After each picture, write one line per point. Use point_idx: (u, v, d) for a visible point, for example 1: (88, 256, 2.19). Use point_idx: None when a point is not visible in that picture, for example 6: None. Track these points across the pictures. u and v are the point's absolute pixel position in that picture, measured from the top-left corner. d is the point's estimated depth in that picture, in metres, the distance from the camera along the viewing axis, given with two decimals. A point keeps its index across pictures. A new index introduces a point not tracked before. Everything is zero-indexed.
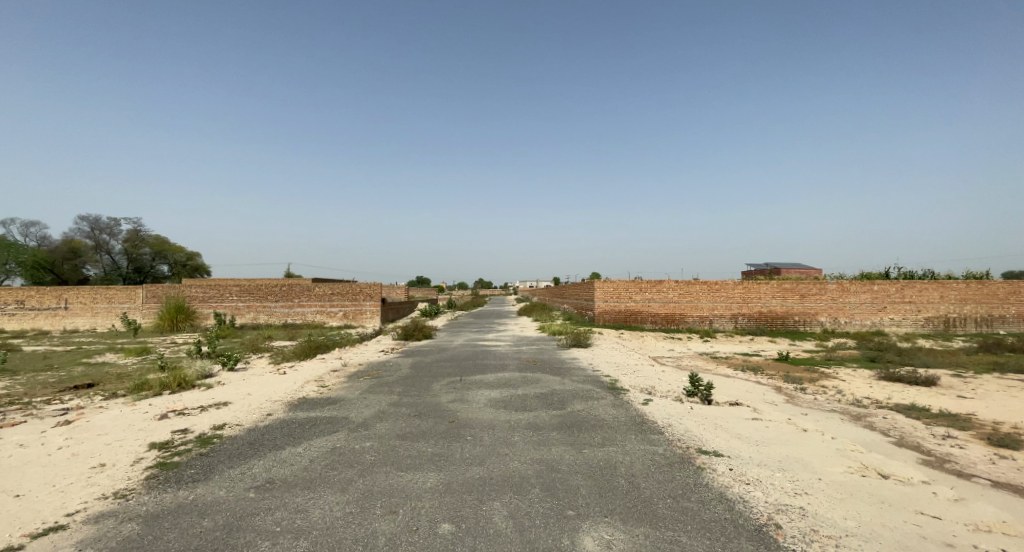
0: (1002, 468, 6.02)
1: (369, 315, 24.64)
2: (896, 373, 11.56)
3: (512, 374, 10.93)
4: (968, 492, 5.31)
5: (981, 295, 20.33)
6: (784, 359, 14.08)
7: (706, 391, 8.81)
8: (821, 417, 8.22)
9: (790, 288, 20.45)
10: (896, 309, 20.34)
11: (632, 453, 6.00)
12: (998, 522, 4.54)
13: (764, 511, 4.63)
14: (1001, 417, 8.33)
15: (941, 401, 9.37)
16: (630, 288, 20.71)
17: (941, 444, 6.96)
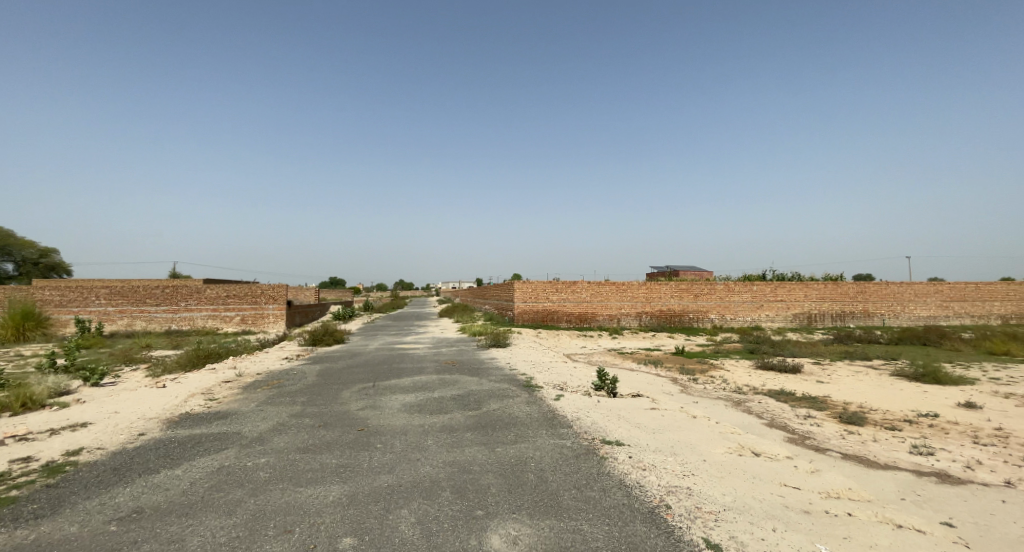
0: (848, 442, 7.06)
1: (270, 321, 22.71)
2: (771, 362, 13.09)
3: (428, 377, 10.72)
4: (822, 464, 6.15)
5: (836, 294, 23.71)
6: (681, 353, 15.33)
7: (612, 384, 9.32)
8: (710, 405, 9.06)
9: (686, 288, 22.35)
10: (771, 307, 23.07)
11: (544, 449, 6.16)
12: (843, 489, 5.31)
13: (657, 494, 5.00)
14: (848, 398, 9.78)
15: (805, 386, 10.79)
16: (547, 288, 21.31)
17: (803, 423, 8.01)
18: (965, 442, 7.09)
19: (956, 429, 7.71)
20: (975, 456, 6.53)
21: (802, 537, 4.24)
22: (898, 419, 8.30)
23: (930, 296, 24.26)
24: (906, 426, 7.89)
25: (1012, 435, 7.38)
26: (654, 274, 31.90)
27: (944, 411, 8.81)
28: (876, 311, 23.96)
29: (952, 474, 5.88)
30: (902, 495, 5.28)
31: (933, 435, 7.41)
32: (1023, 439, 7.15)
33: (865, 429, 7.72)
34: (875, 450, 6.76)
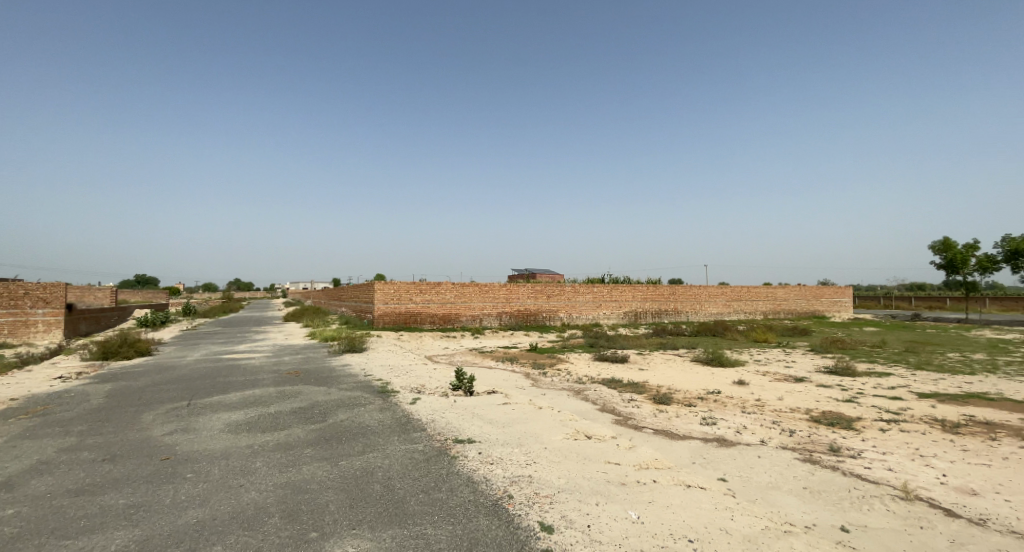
0: (660, 419, 8.28)
1: (38, 331, 17.82)
2: (606, 355, 14.72)
3: (264, 390, 9.56)
4: (639, 440, 7.12)
5: (656, 295, 27.68)
6: (534, 350, 16.29)
7: (469, 383, 9.44)
8: (555, 396, 9.80)
9: (540, 289, 23.79)
10: (608, 306, 25.94)
11: (394, 456, 5.97)
12: (653, 459, 6.22)
13: (501, 486, 5.22)
14: (663, 382, 11.50)
15: (631, 374, 12.35)
16: (410, 289, 20.38)
17: (627, 405, 9.16)
18: (738, 412, 8.88)
19: (733, 402, 9.61)
20: (744, 422, 8.21)
21: (619, 507, 4.85)
22: (696, 397, 10.03)
23: (719, 296, 29.85)
24: (699, 402, 9.58)
25: (767, 404, 9.47)
26: (510, 276, 33.36)
27: (725, 387, 10.92)
28: (683, 309, 28.62)
29: (729, 439, 7.30)
30: (695, 459, 6.38)
31: (718, 408, 9.13)
32: (774, 407, 9.25)
33: (672, 407, 9.16)
34: (678, 424, 8.06)
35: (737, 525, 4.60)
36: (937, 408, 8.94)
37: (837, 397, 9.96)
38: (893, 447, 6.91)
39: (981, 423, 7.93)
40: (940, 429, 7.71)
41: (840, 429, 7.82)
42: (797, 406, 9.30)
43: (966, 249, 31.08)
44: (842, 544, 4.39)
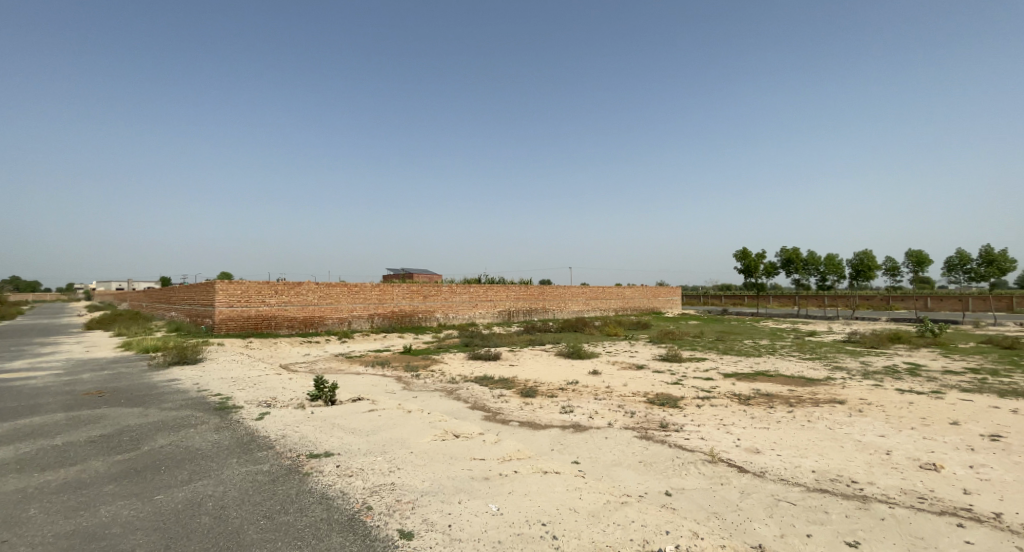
0: (526, 412, 8.67)
1: None
2: (478, 353, 14.95)
3: (52, 417, 7.69)
4: (505, 433, 7.37)
5: (527, 294, 28.97)
6: (405, 351, 15.84)
7: (330, 392, 8.79)
8: (426, 398, 9.64)
9: (416, 290, 23.21)
10: (484, 305, 26.39)
11: (230, 482, 5.27)
12: (516, 451, 6.48)
13: (359, 498, 4.96)
14: (530, 376, 12.06)
15: (502, 371, 12.73)
16: (263, 290, 18.13)
17: (496, 401, 9.41)
18: (592, 399, 9.72)
19: (589, 391, 10.49)
20: (597, 408, 9.03)
21: (480, 502, 4.95)
22: (558, 388, 10.72)
23: (581, 296, 32.40)
24: (560, 392, 10.26)
25: (616, 390, 10.54)
26: (384, 276, 32.01)
27: (582, 378, 11.87)
28: (551, 308, 30.42)
29: (583, 424, 7.95)
30: (553, 446, 6.82)
31: (576, 397, 9.88)
32: (622, 393, 10.32)
33: (536, 399, 9.65)
34: (541, 414, 8.54)
35: (584, 503, 5.03)
36: (741, 385, 10.87)
37: (668, 381, 11.52)
38: (706, 419, 8.23)
39: (766, 395, 9.87)
40: (738, 402, 9.39)
41: (670, 408, 9.06)
42: (639, 391, 10.51)
43: (758, 257, 38.41)
44: (667, 507, 5.08)
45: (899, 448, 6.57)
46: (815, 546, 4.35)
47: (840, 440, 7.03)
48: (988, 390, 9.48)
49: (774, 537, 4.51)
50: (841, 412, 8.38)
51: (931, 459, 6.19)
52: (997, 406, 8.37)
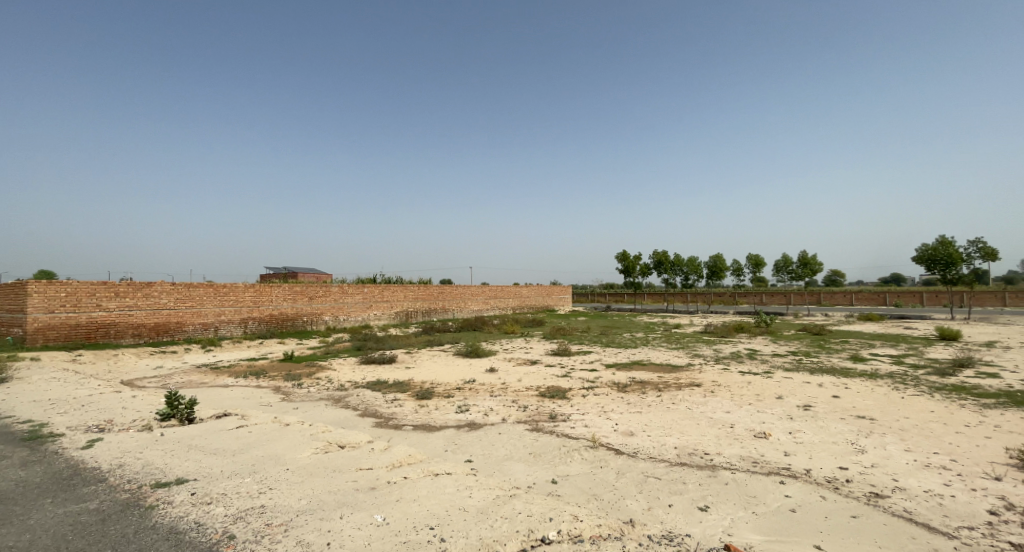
0: (419, 414, 8.45)
1: None
2: (371, 357, 14.25)
3: None
4: (396, 439, 7.11)
5: (425, 295, 28.37)
6: (287, 358, 14.54)
7: (187, 409, 7.76)
8: (310, 408, 8.93)
9: (300, 291, 21.45)
10: (379, 306, 25.23)
11: (40, 528, 4.36)
12: (406, 456, 6.29)
13: (219, 527, 4.44)
14: (424, 377, 11.81)
15: (395, 374, 12.31)
16: (98, 291, 15.39)
17: (389, 406, 9.04)
18: (487, 396, 9.82)
19: (484, 389, 10.56)
20: (491, 405, 9.14)
21: (364, 513, 4.72)
22: (453, 388, 10.64)
23: (480, 295, 32.64)
24: (456, 392, 10.19)
25: (510, 386, 10.76)
26: (265, 275, 29.09)
27: (478, 376, 11.90)
28: (449, 308, 30.14)
29: (477, 422, 7.99)
30: (446, 447, 6.74)
31: (471, 395, 9.89)
32: (515, 388, 10.57)
33: (431, 400, 9.47)
34: (433, 415, 8.39)
35: (473, 501, 5.05)
36: (622, 374, 11.77)
37: (559, 374, 12.05)
38: (590, 408, 8.76)
39: (640, 382, 10.82)
40: (618, 390, 10.17)
41: (559, 400, 9.48)
42: (531, 385, 10.85)
43: (636, 259, 41.99)
44: (552, 495, 5.31)
45: (742, 422, 7.62)
46: (675, 514, 4.87)
47: (699, 418, 7.96)
48: (806, 368, 11.43)
49: (643, 510, 4.95)
50: (699, 393, 9.49)
51: (764, 428, 7.29)
52: (811, 381, 10.13)
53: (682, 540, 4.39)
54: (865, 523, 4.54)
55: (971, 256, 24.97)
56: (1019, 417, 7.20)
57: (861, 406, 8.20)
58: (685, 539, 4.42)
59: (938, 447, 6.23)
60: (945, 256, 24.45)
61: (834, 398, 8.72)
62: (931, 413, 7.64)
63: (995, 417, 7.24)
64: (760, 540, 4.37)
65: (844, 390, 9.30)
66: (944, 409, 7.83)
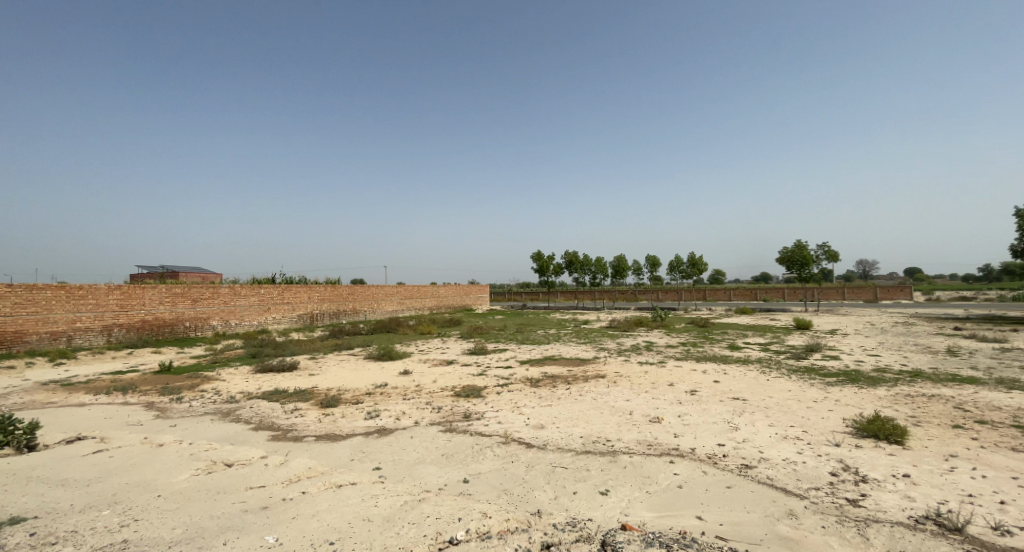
0: (322, 423, 7.94)
1: None
2: (269, 364, 13.13)
3: None
4: (295, 452, 6.62)
5: (333, 295, 26.80)
6: (164, 370, 12.88)
7: (25, 435, 6.57)
8: (191, 425, 8.00)
9: (181, 293, 19.15)
10: (277, 309, 23.31)
11: None
12: (305, 470, 5.89)
13: None
14: (329, 384, 11.14)
15: (296, 381, 11.46)
16: None
17: (288, 417, 8.39)
18: (399, 400, 9.52)
19: (397, 392, 10.24)
20: (403, 408, 8.86)
21: (253, 536, 4.34)
22: (362, 393, 10.17)
23: (394, 295, 31.57)
24: (366, 397, 9.75)
25: (424, 387, 10.55)
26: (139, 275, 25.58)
27: (391, 380, 11.49)
28: (361, 309, 28.76)
29: (388, 427, 7.70)
30: (352, 456, 6.41)
31: (381, 400, 9.52)
32: (428, 390, 10.37)
33: (338, 408, 8.96)
34: (338, 424, 7.94)
35: (379, 509, 4.87)
36: (534, 370, 12.07)
37: (473, 373, 12.04)
38: (503, 405, 8.87)
39: (552, 377, 11.18)
40: (530, 385, 10.42)
41: (473, 398, 9.48)
42: (445, 386, 10.72)
43: (550, 258, 43.30)
44: (462, 494, 5.29)
45: (640, 408, 8.20)
46: (579, 500, 5.10)
47: (603, 407, 8.42)
48: (696, 357, 12.60)
49: (551, 500, 5.12)
50: (603, 384, 10.05)
51: (659, 414, 7.91)
52: (699, 369, 11.19)
53: (585, 525, 4.61)
54: (738, 492, 5.11)
55: (819, 257, 29.24)
56: (853, 391, 8.59)
57: (738, 389, 9.25)
58: (587, 524, 4.65)
59: (796, 421, 7.22)
60: (800, 257, 28.35)
61: (717, 383, 9.71)
62: (790, 392, 8.82)
63: (838, 392, 8.58)
64: (653, 517, 4.73)
65: (725, 375, 10.40)
66: (800, 387, 9.10)
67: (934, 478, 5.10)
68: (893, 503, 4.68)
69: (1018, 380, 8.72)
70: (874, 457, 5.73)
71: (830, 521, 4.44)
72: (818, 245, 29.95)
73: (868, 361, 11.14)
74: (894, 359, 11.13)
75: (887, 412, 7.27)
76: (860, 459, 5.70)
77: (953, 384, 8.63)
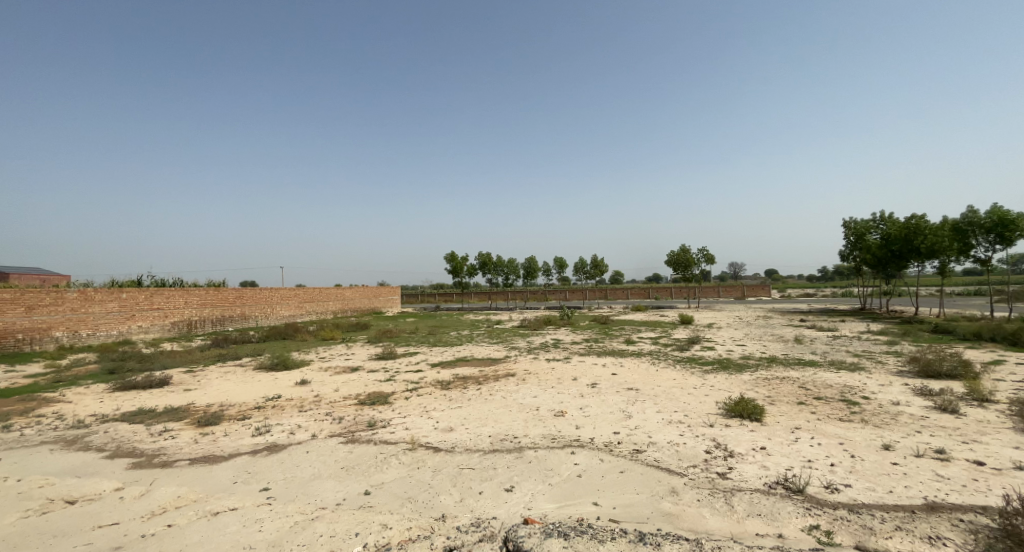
0: (200, 445, 7.14)
1: None
2: (132, 380, 11.47)
3: None
4: (163, 479, 5.89)
5: (215, 300, 24.17)
6: None
7: None
8: (22, 458, 6.74)
9: (11, 299, 16.06)
10: (144, 316, 20.47)
11: None
12: (174, 499, 5.28)
13: None
14: (210, 399, 10.04)
15: (168, 399, 10.16)
16: None
17: (156, 440, 7.41)
18: (294, 413, 8.87)
19: (291, 404, 9.52)
20: (298, 422, 8.27)
21: None
22: (250, 407, 9.31)
23: (291, 298, 29.31)
24: (255, 412, 8.95)
25: (324, 397, 9.94)
26: None
27: (286, 391, 10.66)
28: (252, 314, 26.28)
29: (280, 443, 7.15)
30: (235, 478, 5.87)
31: (272, 414, 8.79)
32: (328, 399, 9.79)
33: (219, 426, 8.11)
34: (221, 444, 7.19)
35: (264, 534, 4.53)
36: (443, 372, 11.96)
37: (380, 379, 11.61)
38: (411, 410, 8.68)
39: (462, 378, 11.17)
40: (439, 387, 10.32)
41: (379, 406, 9.15)
42: (348, 394, 10.21)
43: (463, 259, 43.01)
44: (363, 507, 5.09)
45: (545, 404, 8.50)
46: (483, 500, 5.17)
47: (510, 406, 8.59)
48: (598, 353, 13.35)
49: (455, 503, 5.13)
50: (513, 383, 10.26)
51: (563, 408, 8.26)
52: (601, 363, 11.89)
53: (488, 524, 4.69)
54: (629, 476, 5.53)
55: (699, 259, 32.52)
56: (725, 377, 9.71)
57: (633, 380, 9.98)
58: (491, 522, 4.72)
59: (681, 406, 7.98)
60: (685, 259, 31.32)
61: (615, 376, 10.37)
62: (676, 380, 9.72)
63: (714, 379, 9.62)
64: (553, 508, 4.95)
65: (622, 368, 11.16)
66: (684, 376, 10.06)
67: (785, 448, 5.94)
68: (753, 473, 5.36)
69: (846, 361, 10.52)
70: (739, 434, 6.52)
71: (704, 494, 4.98)
72: (699, 249, 33.33)
73: (737, 350, 12.67)
74: (760, 348, 12.78)
75: (750, 394, 8.33)
76: (729, 436, 6.45)
77: (800, 367, 10.16)
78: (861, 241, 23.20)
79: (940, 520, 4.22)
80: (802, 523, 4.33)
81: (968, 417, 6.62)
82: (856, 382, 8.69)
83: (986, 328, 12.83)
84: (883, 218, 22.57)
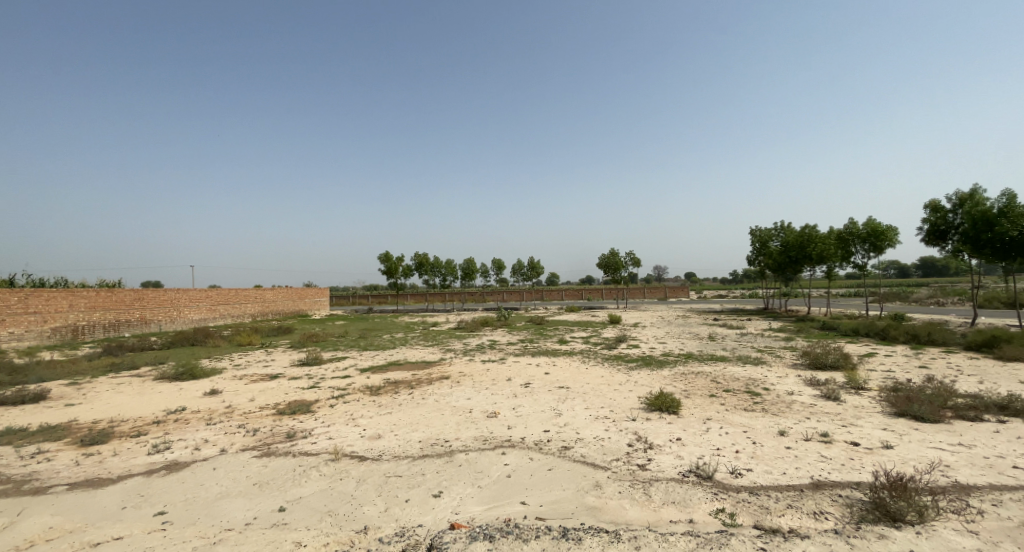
0: (83, 467, 6.34)
1: None
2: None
3: None
4: (33, 509, 5.17)
5: (108, 302, 21.63)
6: None
7: None
8: None
9: None
10: (16, 322, 17.88)
11: None
12: (44, 532, 4.66)
13: None
14: (98, 415, 8.95)
15: (44, 416, 8.92)
16: None
17: (26, 463, 6.49)
18: (201, 426, 8.14)
19: (198, 417, 8.73)
20: (205, 436, 7.61)
21: None
22: (148, 422, 8.42)
23: (201, 300, 26.93)
24: (154, 427, 8.10)
25: (237, 408, 9.22)
26: None
27: (192, 403, 9.75)
28: (154, 318, 23.83)
29: (182, 460, 6.54)
30: (125, 503, 5.29)
31: (175, 429, 8.01)
32: (241, 410, 9.08)
33: (109, 444, 7.27)
34: (110, 464, 6.44)
35: None
36: (373, 377, 11.54)
37: (303, 386, 10.98)
38: (336, 418, 8.29)
39: (392, 382, 10.85)
40: (368, 393, 9.95)
41: (300, 415, 8.65)
42: (266, 404, 9.54)
43: (398, 259, 41.81)
44: (276, 525, 4.78)
45: (477, 406, 8.48)
46: (409, 508, 5.05)
47: (442, 409, 8.46)
48: (532, 353, 13.51)
49: (379, 513, 4.96)
50: (445, 385, 10.13)
51: (495, 409, 8.29)
52: (534, 363, 12.06)
53: (413, 532, 4.58)
54: (556, 473, 5.65)
55: (627, 262, 34.04)
56: (648, 373, 10.23)
57: (563, 378, 10.22)
58: (416, 530, 4.63)
59: (607, 403, 8.29)
60: (614, 262, 32.65)
61: (546, 376, 10.56)
62: (603, 378, 10.08)
63: (638, 375, 10.10)
64: (481, 511, 4.94)
65: (554, 367, 11.39)
66: (611, 373, 10.47)
67: (697, 439, 6.36)
68: (669, 463, 5.68)
69: (753, 356, 11.49)
70: (658, 427, 6.89)
71: (624, 486, 5.20)
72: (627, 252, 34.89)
73: (659, 348, 13.39)
74: (680, 346, 13.59)
75: (669, 389, 8.84)
76: (649, 429, 6.81)
77: (714, 363, 10.95)
78: (766, 247, 25.45)
79: (823, 497, 4.71)
80: (709, 508, 4.66)
81: (847, 403, 7.48)
82: (760, 375, 9.52)
83: (864, 325, 14.59)
84: (784, 226, 24.94)
